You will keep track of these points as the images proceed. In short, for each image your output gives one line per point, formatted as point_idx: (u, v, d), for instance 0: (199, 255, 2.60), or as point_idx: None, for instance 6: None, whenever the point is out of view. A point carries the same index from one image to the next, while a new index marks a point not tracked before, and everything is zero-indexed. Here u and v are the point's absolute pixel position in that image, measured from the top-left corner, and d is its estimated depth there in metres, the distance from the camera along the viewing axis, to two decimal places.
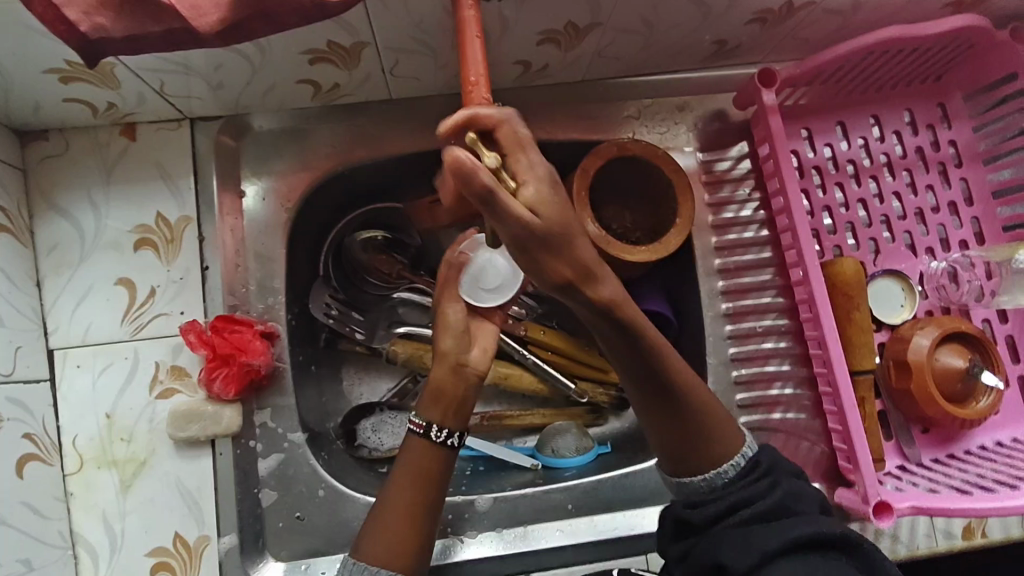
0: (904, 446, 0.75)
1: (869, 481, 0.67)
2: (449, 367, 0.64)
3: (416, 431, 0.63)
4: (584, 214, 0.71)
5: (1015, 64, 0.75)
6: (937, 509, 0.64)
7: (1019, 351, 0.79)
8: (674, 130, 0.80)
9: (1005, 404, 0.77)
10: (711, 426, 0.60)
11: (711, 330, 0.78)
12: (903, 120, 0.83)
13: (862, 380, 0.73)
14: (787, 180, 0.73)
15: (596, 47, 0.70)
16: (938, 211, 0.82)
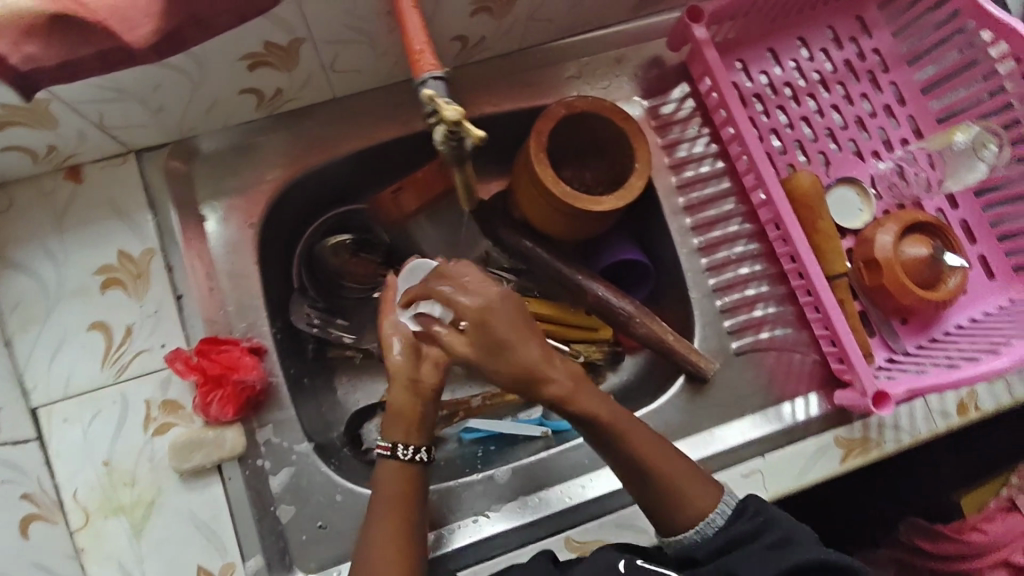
0: (889, 340, 0.78)
1: (865, 376, 0.69)
2: (402, 387, 0.68)
3: (386, 455, 0.66)
4: (547, 174, 0.73)
5: None
6: (929, 386, 0.67)
7: (975, 233, 0.83)
8: (617, 82, 0.82)
9: (971, 284, 0.82)
10: (693, 487, 0.62)
11: (688, 265, 0.80)
12: (827, 37, 0.86)
13: (839, 283, 0.76)
14: (733, 108, 0.75)
15: (528, 11, 0.71)
16: (876, 115, 0.85)
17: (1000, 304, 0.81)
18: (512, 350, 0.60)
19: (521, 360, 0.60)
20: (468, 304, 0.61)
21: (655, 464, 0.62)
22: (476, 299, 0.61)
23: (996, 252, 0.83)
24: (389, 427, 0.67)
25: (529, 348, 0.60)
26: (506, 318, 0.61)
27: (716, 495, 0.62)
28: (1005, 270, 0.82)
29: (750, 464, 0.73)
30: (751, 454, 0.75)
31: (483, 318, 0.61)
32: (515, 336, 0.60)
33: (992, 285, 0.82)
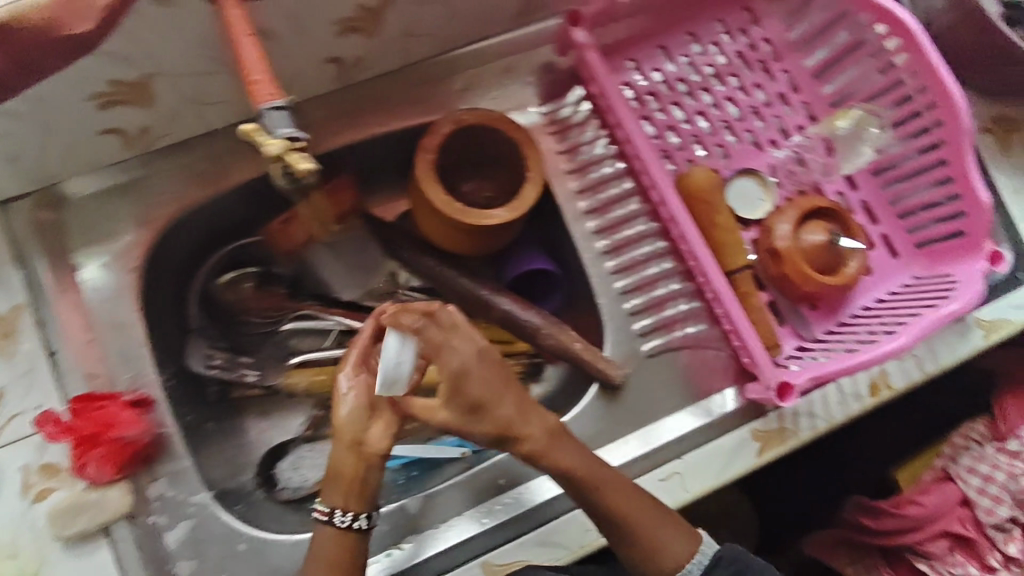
0: (798, 328, 0.79)
1: (767, 370, 0.70)
2: (347, 450, 0.63)
3: (322, 520, 0.63)
4: (435, 190, 0.71)
5: None
6: (832, 373, 0.67)
7: (875, 213, 0.84)
8: (506, 92, 0.81)
9: (875, 264, 0.83)
10: (674, 540, 0.64)
11: (594, 270, 0.79)
12: (716, 31, 0.85)
13: (740, 277, 0.76)
14: (620, 111, 0.75)
15: (400, 28, 0.69)
16: (771, 104, 0.85)
17: (904, 282, 0.82)
18: (487, 408, 0.61)
19: (497, 417, 0.61)
20: (444, 364, 0.59)
21: (640, 521, 0.64)
22: (455, 360, 0.59)
23: (897, 229, 0.84)
24: (329, 489, 0.63)
25: (505, 406, 0.61)
26: (483, 376, 0.60)
27: (695, 541, 0.66)
28: (907, 246, 0.83)
29: (667, 468, 0.72)
30: (670, 455, 0.74)
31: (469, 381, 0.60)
32: (491, 396, 0.61)
33: (896, 263, 0.83)
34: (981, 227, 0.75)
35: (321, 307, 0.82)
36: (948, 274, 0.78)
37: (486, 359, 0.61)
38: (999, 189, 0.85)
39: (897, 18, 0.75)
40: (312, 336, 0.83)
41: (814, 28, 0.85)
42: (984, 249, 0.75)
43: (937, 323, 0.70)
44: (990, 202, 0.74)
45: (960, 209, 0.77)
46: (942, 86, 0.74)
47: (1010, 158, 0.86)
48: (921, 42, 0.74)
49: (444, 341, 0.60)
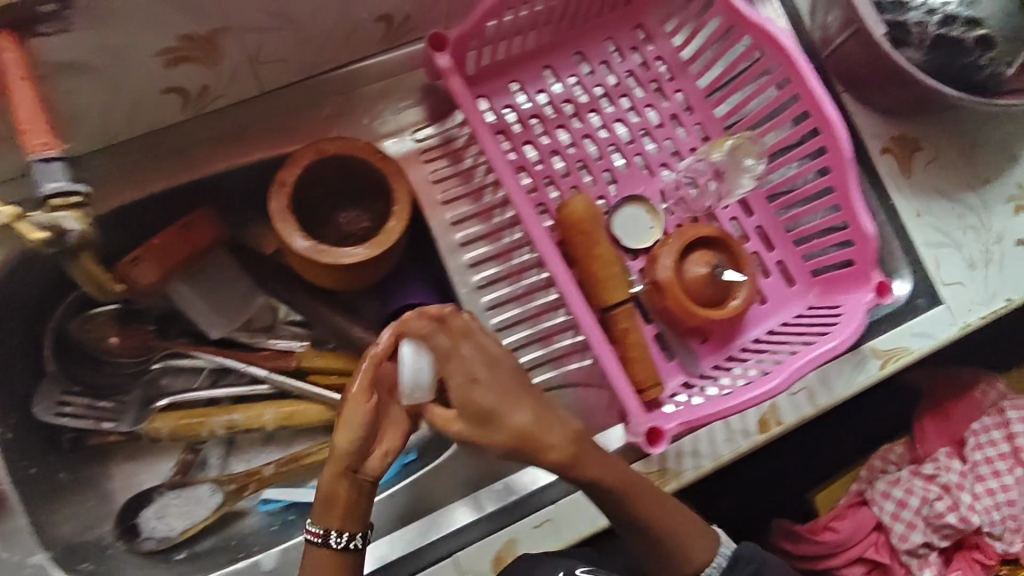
0: (686, 364, 0.77)
1: (638, 417, 0.66)
2: (341, 470, 0.59)
3: (314, 542, 0.59)
4: (289, 227, 0.67)
5: None
6: (700, 420, 0.65)
7: (771, 239, 0.81)
8: (381, 117, 0.77)
9: (769, 293, 0.80)
10: (694, 540, 0.64)
11: (471, 306, 0.75)
12: (607, 51, 0.82)
13: (621, 311, 0.72)
14: (483, 137, 0.69)
15: (244, 55, 0.64)
16: (663, 125, 0.81)
17: (800, 311, 0.80)
18: (502, 417, 0.55)
19: (516, 426, 0.55)
20: (453, 370, 0.56)
21: (669, 532, 0.63)
22: (464, 365, 0.56)
23: (794, 257, 0.81)
24: (320, 509, 0.60)
25: (520, 413, 0.55)
26: (499, 380, 0.56)
27: (712, 540, 0.65)
28: (804, 273, 0.81)
29: (540, 515, 0.70)
30: (543, 501, 0.71)
31: (481, 389, 0.56)
32: (503, 402, 0.55)
33: (791, 291, 0.80)
34: (868, 258, 0.73)
35: (191, 345, 0.79)
36: (840, 304, 0.76)
37: (496, 361, 0.57)
38: (896, 212, 0.83)
39: (776, 41, 0.71)
40: (183, 375, 0.80)
41: (704, 46, 0.81)
42: (873, 279, 0.73)
43: (811, 365, 0.68)
44: (874, 232, 0.71)
45: (849, 237, 0.75)
46: (823, 112, 0.72)
47: (910, 180, 0.83)
48: (797, 67, 0.71)
49: (453, 348, 0.57)
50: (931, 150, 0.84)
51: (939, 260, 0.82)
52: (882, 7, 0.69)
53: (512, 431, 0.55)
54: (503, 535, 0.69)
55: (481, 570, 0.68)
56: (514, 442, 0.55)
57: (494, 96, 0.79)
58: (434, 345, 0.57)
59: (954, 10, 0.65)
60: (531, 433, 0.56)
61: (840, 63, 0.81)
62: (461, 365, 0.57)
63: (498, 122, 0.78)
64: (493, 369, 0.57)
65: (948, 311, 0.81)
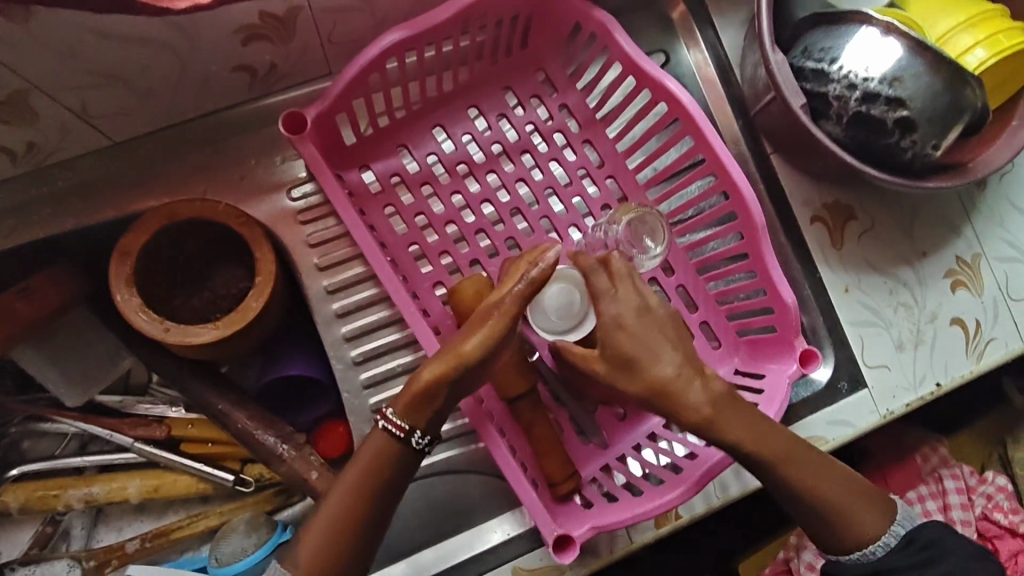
0: (599, 449, 0.70)
1: (543, 524, 0.60)
2: (445, 364, 0.53)
3: (397, 436, 0.54)
4: (132, 302, 0.61)
5: (569, 14, 0.70)
6: (611, 525, 0.60)
7: (695, 298, 0.75)
8: (253, 170, 0.70)
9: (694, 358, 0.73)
10: (859, 513, 0.56)
11: (345, 384, 0.69)
12: (505, 102, 0.76)
13: (522, 404, 0.66)
14: (340, 207, 0.64)
15: (70, 111, 0.60)
16: (571, 183, 0.75)
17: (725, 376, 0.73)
18: (642, 367, 0.53)
19: (655, 378, 0.53)
20: (609, 309, 0.54)
21: (826, 492, 0.56)
22: (614, 310, 0.54)
23: (720, 318, 0.74)
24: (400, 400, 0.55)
25: (664, 367, 0.53)
26: (648, 327, 0.54)
27: (887, 512, 0.57)
28: (730, 335, 0.74)
29: None
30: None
31: (633, 334, 0.54)
32: (654, 347, 0.53)
33: (717, 354, 0.74)
34: (790, 326, 0.67)
35: (54, 409, 0.73)
36: (766, 374, 0.70)
37: (650, 312, 0.54)
38: (823, 287, 0.76)
39: (676, 95, 0.67)
40: (47, 438, 0.75)
41: (610, 97, 0.75)
42: (797, 349, 0.67)
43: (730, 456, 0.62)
44: (792, 301, 0.66)
45: (769, 304, 0.69)
46: (729, 172, 0.67)
47: (840, 252, 0.77)
48: (697, 124, 0.66)
49: (617, 292, 0.55)
50: (865, 219, 0.77)
51: (865, 340, 0.76)
52: (803, 76, 0.66)
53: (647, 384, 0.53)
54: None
55: None
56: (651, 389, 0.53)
57: (378, 159, 0.72)
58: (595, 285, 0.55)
59: (875, 87, 0.62)
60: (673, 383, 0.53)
61: (767, 124, 0.74)
62: (616, 305, 0.54)
63: (382, 188, 0.72)
64: (652, 315, 0.54)
65: (871, 397, 0.75)
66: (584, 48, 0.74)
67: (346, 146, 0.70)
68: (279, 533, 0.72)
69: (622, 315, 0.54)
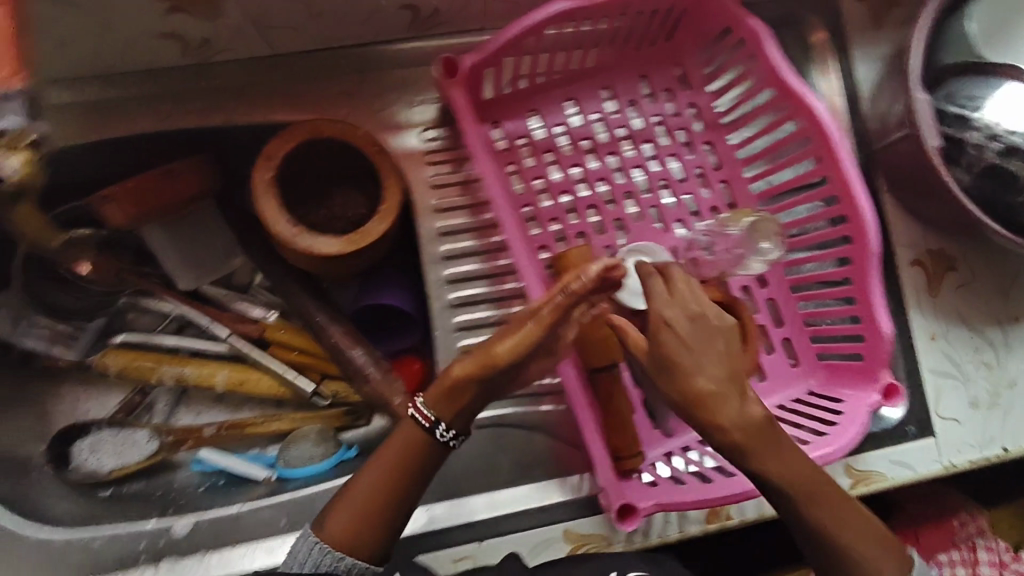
0: (666, 435, 0.72)
1: (612, 489, 0.63)
2: (474, 365, 0.53)
3: (422, 427, 0.55)
4: (269, 208, 0.65)
5: (721, 17, 0.72)
6: (675, 504, 0.62)
7: (781, 314, 0.76)
8: (392, 106, 0.74)
9: (772, 371, 0.75)
10: (869, 552, 0.53)
11: (439, 321, 0.72)
12: (637, 90, 0.78)
13: (606, 376, 0.68)
14: (478, 159, 0.66)
15: (248, 14, 0.64)
16: (685, 180, 0.77)
17: (798, 394, 0.75)
18: (689, 378, 0.50)
19: (698, 392, 0.50)
20: (661, 313, 0.50)
21: (839, 534, 0.53)
22: (670, 311, 0.50)
23: (803, 337, 0.76)
24: (430, 388, 0.55)
25: (703, 380, 0.50)
26: (691, 332, 0.50)
27: (902, 561, 0.54)
28: (809, 356, 0.75)
29: (462, 549, 0.68)
30: (464, 536, 0.69)
31: (685, 342, 0.50)
32: (703, 361, 0.50)
33: (794, 372, 0.75)
34: (879, 356, 0.68)
35: (163, 289, 0.78)
36: (841, 399, 0.71)
37: (703, 319, 0.50)
38: (910, 330, 0.77)
39: (814, 112, 0.68)
40: (148, 315, 0.79)
41: (742, 104, 0.77)
42: (880, 380, 0.67)
43: None
44: (890, 332, 0.66)
45: (861, 332, 0.70)
46: (852, 194, 0.67)
47: (934, 300, 0.77)
48: (834, 144, 0.67)
49: (669, 296, 0.51)
50: (965, 272, 0.78)
51: (941, 391, 0.76)
52: (944, 119, 0.67)
53: (685, 393, 0.50)
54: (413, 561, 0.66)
55: None
56: (699, 394, 0.50)
57: (510, 118, 0.75)
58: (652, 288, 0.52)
59: (1017, 142, 0.63)
60: (714, 395, 0.50)
61: (888, 160, 0.76)
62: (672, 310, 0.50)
63: (509, 146, 0.75)
64: (706, 324, 0.51)
65: (936, 446, 0.76)
66: (731, 49, 0.75)
67: (486, 100, 0.73)
68: (344, 450, 0.77)
69: (670, 318, 0.50)
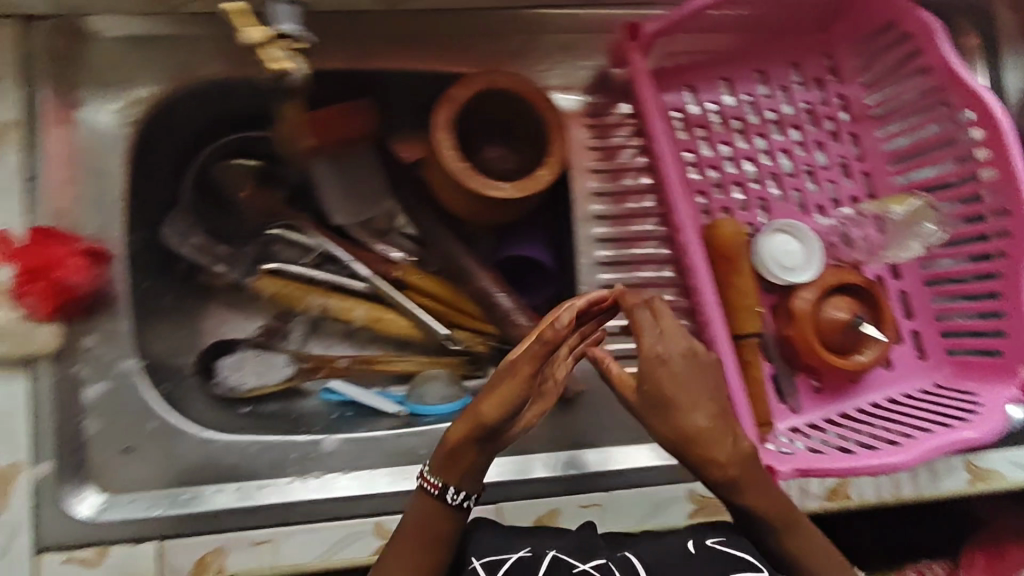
0: (794, 410, 0.74)
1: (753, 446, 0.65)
2: (470, 428, 0.50)
3: (429, 493, 0.52)
4: (449, 152, 0.68)
5: (889, 11, 0.74)
6: (818, 470, 0.63)
7: (912, 307, 0.78)
8: (557, 69, 0.77)
9: (899, 361, 0.77)
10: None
11: (587, 277, 0.75)
12: (789, 76, 0.80)
13: (746, 343, 0.71)
14: (653, 127, 0.69)
15: None
16: (829, 168, 0.79)
17: (924, 387, 0.76)
18: (681, 413, 0.50)
19: (691, 427, 0.50)
20: (649, 347, 0.51)
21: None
22: (660, 345, 0.51)
23: (932, 331, 0.78)
24: (434, 453, 0.52)
25: (699, 418, 0.50)
26: (683, 368, 0.50)
27: None
28: (938, 351, 0.77)
29: (589, 497, 0.71)
30: (521, 492, 0.71)
31: (673, 377, 0.50)
32: (694, 395, 0.50)
33: (921, 365, 0.77)
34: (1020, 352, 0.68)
35: (311, 223, 0.80)
36: (974, 392, 0.72)
37: (691, 354, 0.51)
38: None
39: (986, 107, 0.67)
40: (294, 248, 0.81)
41: (894, 99, 0.78)
42: (1018, 375, 0.68)
43: (947, 446, 0.64)
44: None
45: (1002, 327, 0.70)
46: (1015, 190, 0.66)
47: None
48: (1003, 131, 0.65)
49: (655, 329, 0.52)
50: None
51: None
52: None
53: (676, 428, 0.50)
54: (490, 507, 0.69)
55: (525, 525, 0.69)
56: (695, 431, 0.50)
57: (666, 91, 0.77)
58: (634, 319, 0.53)
59: None
60: (710, 429, 0.50)
61: None
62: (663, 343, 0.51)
63: None
64: (697, 358, 0.51)
65: None
66: (889, 45, 0.77)
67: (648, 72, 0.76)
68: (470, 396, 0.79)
69: (653, 355, 0.51)
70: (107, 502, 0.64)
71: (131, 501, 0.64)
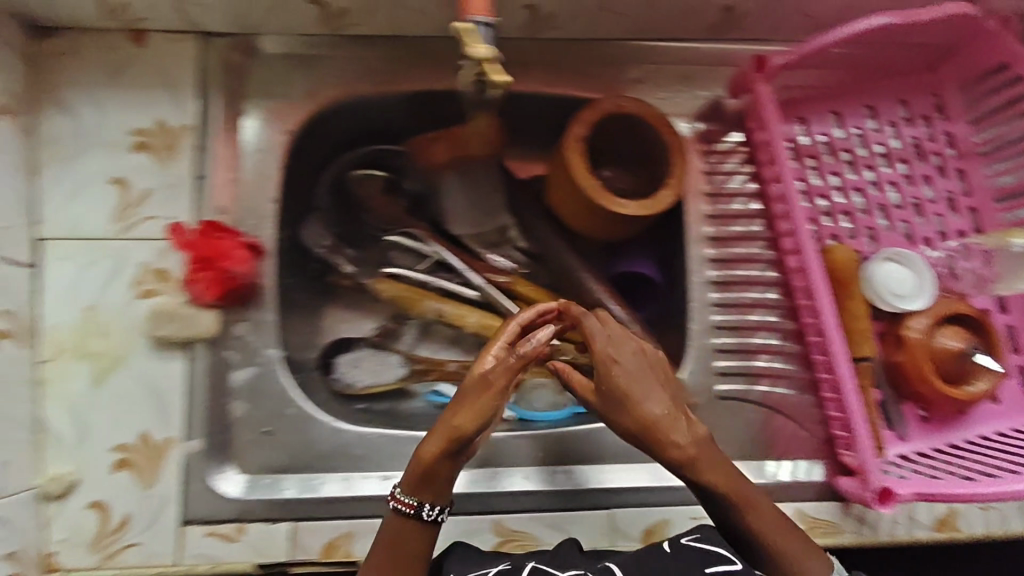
0: (902, 436, 0.75)
1: (873, 468, 0.67)
2: (441, 443, 0.55)
3: (403, 511, 0.55)
4: (580, 174, 0.72)
5: (1005, 56, 0.75)
6: (940, 495, 0.64)
7: (1019, 342, 0.79)
8: (677, 98, 0.81)
9: (1006, 395, 0.77)
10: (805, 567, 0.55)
11: (699, 296, 0.78)
12: (897, 113, 0.83)
13: (861, 367, 0.73)
14: (782, 162, 0.74)
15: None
16: (936, 202, 0.81)
17: None
18: (633, 402, 0.56)
19: (644, 414, 0.55)
20: (601, 350, 0.58)
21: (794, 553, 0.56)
22: (615, 347, 0.58)
23: None
24: (405, 472, 0.56)
25: (653, 405, 0.55)
26: (631, 367, 0.57)
27: None
28: None
29: (700, 509, 0.72)
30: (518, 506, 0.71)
31: (624, 375, 0.57)
32: (641, 388, 0.56)
33: None
34: None
35: (429, 232, 0.84)
36: None
37: (638, 354, 0.58)
38: None
39: None
40: (409, 255, 0.85)
41: (1001, 139, 0.80)
42: None
43: None
44: None
45: None
46: None
47: None
48: None
49: (603, 334, 0.59)
50: None
51: None
52: None
53: (635, 418, 0.56)
54: (604, 512, 0.71)
55: (637, 531, 0.71)
56: (648, 418, 0.55)
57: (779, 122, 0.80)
58: (587, 329, 0.60)
59: None
60: (666, 415, 0.55)
61: None
62: (616, 348, 0.58)
63: None
64: (644, 357, 0.58)
65: None
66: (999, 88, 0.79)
67: None
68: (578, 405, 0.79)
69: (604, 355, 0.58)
70: (247, 482, 0.68)
71: (268, 481, 0.68)
